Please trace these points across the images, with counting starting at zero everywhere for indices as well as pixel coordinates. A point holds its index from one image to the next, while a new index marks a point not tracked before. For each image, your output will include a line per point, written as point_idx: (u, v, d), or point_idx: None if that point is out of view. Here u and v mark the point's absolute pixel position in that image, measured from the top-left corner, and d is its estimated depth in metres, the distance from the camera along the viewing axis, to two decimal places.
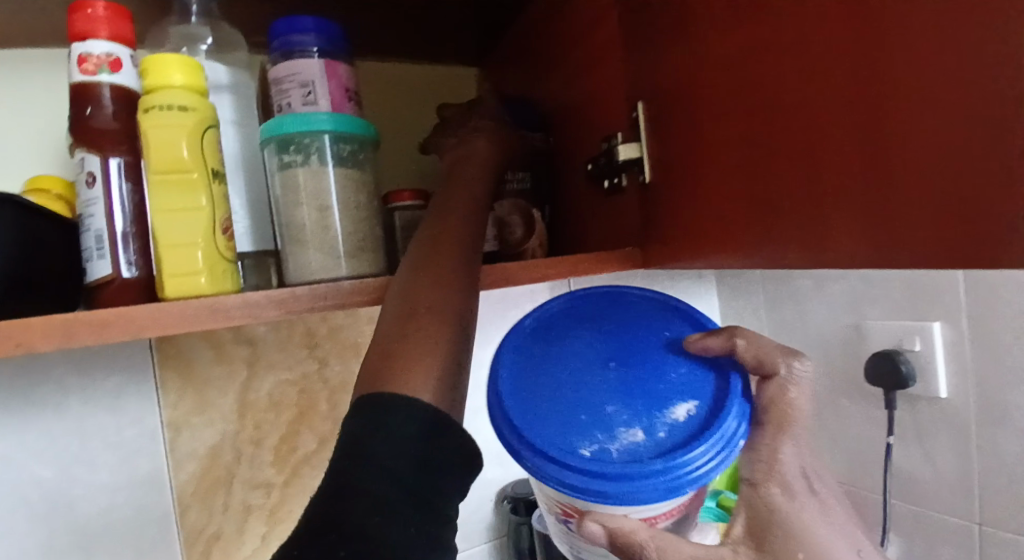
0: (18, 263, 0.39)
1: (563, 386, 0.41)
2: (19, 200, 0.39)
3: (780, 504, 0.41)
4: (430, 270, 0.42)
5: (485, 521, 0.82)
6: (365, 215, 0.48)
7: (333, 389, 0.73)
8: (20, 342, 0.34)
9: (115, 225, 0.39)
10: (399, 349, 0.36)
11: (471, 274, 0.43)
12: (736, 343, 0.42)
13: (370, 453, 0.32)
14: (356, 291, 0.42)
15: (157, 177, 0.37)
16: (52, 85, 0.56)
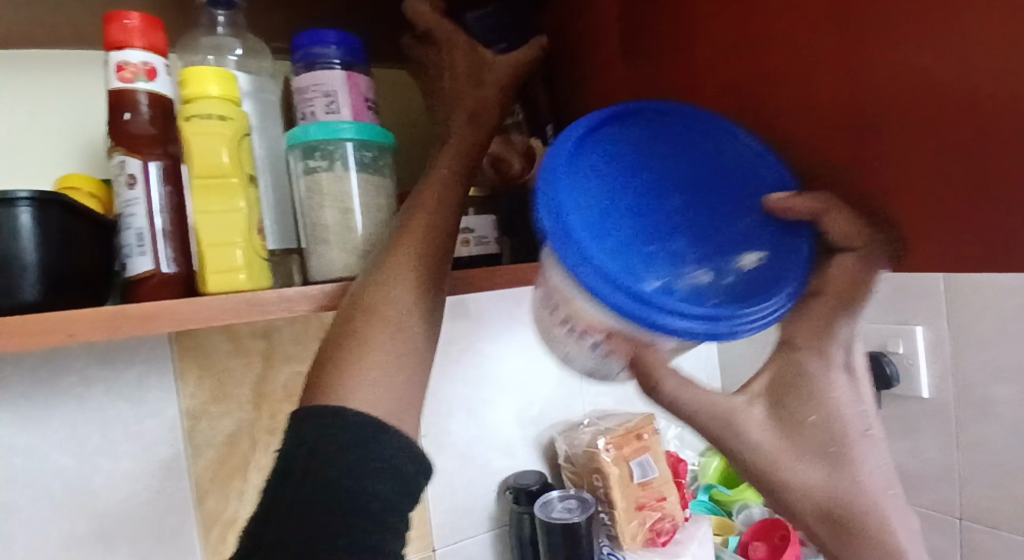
0: (65, 260, 0.41)
1: (632, 225, 0.42)
2: (62, 199, 0.40)
3: (813, 371, 0.43)
4: (395, 292, 0.41)
5: (489, 509, 0.86)
6: (385, 216, 0.51)
7: None
8: (71, 334, 0.36)
9: (156, 223, 0.42)
10: (339, 337, 0.39)
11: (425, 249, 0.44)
12: (830, 210, 0.38)
13: (300, 464, 0.34)
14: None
15: (198, 181, 0.40)
16: (86, 81, 0.59)
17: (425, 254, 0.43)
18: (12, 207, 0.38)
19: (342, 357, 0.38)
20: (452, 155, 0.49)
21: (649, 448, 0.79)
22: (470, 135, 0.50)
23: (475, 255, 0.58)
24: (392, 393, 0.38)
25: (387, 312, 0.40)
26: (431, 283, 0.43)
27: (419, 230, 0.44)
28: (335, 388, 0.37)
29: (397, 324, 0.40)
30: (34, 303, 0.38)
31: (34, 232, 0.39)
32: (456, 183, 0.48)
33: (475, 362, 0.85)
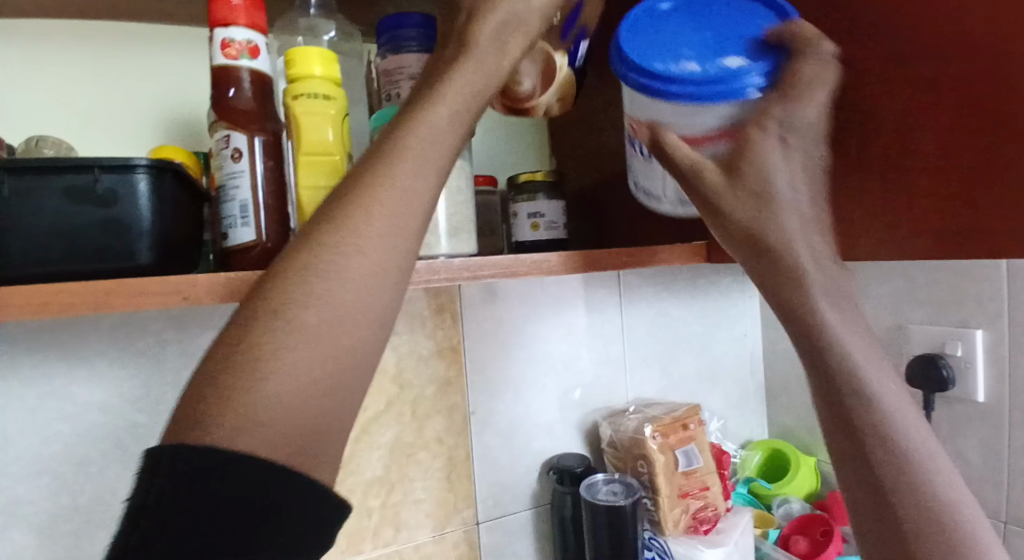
0: (173, 223, 0.45)
1: (669, 35, 0.53)
2: (177, 168, 0.45)
3: (767, 148, 0.48)
4: (329, 284, 0.35)
5: (531, 487, 0.88)
6: (463, 198, 0.53)
7: (402, 356, 0.79)
8: (187, 295, 0.43)
9: (258, 197, 0.45)
10: (263, 342, 0.33)
11: (385, 253, 0.37)
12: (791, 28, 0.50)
13: (203, 476, 0.31)
14: (463, 268, 0.47)
15: (306, 157, 0.43)
16: (197, 68, 0.67)
17: (377, 244, 0.36)
18: (131, 174, 0.42)
19: (252, 346, 0.33)
20: (435, 121, 0.40)
21: (694, 438, 0.80)
22: (462, 98, 0.41)
23: (551, 240, 0.57)
24: (297, 403, 0.33)
25: (313, 305, 0.34)
26: (386, 277, 0.37)
27: (372, 218, 0.37)
28: (236, 380, 0.32)
29: (321, 322, 0.34)
30: (146, 261, 0.43)
31: (149, 197, 0.43)
32: (434, 160, 0.39)
33: (526, 343, 0.87)
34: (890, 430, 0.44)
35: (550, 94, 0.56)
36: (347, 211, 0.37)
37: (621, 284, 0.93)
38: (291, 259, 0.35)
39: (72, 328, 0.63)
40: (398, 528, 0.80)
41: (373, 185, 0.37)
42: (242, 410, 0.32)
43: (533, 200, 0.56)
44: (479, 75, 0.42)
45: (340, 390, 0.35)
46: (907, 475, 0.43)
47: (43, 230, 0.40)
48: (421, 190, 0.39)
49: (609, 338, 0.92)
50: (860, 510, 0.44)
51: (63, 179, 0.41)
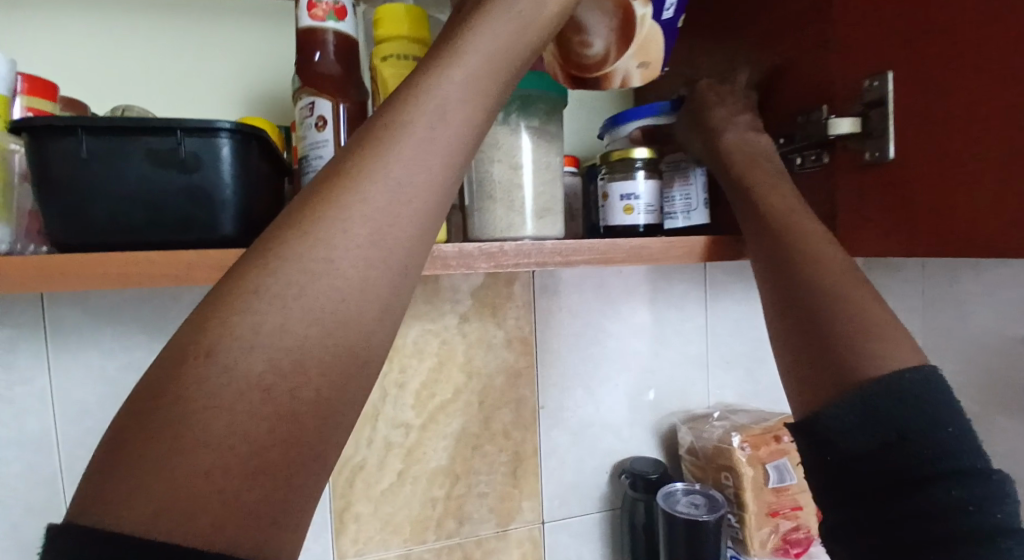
0: (256, 191, 0.43)
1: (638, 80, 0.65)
2: (264, 136, 0.43)
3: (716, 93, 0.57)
4: (284, 318, 0.29)
5: (600, 488, 0.83)
6: (553, 175, 0.49)
7: (471, 344, 0.76)
8: None
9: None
10: (237, 361, 0.28)
11: (384, 256, 0.32)
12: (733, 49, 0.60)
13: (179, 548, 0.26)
14: (555, 252, 0.42)
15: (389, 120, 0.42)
16: (285, 36, 0.65)
17: (352, 265, 0.31)
18: (215, 138, 0.40)
19: (178, 405, 0.27)
20: (441, 99, 0.35)
21: (787, 452, 0.73)
22: (481, 71, 0.36)
23: (645, 225, 0.51)
24: (247, 461, 0.28)
25: (262, 345, 0.29)
26: (365, 305, 0.31)
27: (350, 237, 0.31)
28: (172, 443, 0.27)
29: (269, 365, 0.29)
30: (229, 231, 0.41)
31: (232, 163, 0.41)
32: (435, 150, 0.34)
33: (601, 336, 0.81)
34: (834, 294, 0.43)
35: (627, 59, 0.47)
36: (307, 232, 0.31)
37: (706, 279, 0.86)
38: (231, 294, 0.29)
39: (153, 300, 0.64)
40: (461, 521, 0.77)
41: (350, 196, 0.32)
42: (174, 480, 0.26)
43: (628, 179, 0.51)
44: (496, 46, 0.37)
45: (306, 439, 0.29)
46: (826, 284, 0.44)
47: (125, 195, 0.39)
48: (425, 185, 0.34)
49: (690, 336, 0.85)
50: (791, 333, 0.45)
51: (146, 142, 0.39)
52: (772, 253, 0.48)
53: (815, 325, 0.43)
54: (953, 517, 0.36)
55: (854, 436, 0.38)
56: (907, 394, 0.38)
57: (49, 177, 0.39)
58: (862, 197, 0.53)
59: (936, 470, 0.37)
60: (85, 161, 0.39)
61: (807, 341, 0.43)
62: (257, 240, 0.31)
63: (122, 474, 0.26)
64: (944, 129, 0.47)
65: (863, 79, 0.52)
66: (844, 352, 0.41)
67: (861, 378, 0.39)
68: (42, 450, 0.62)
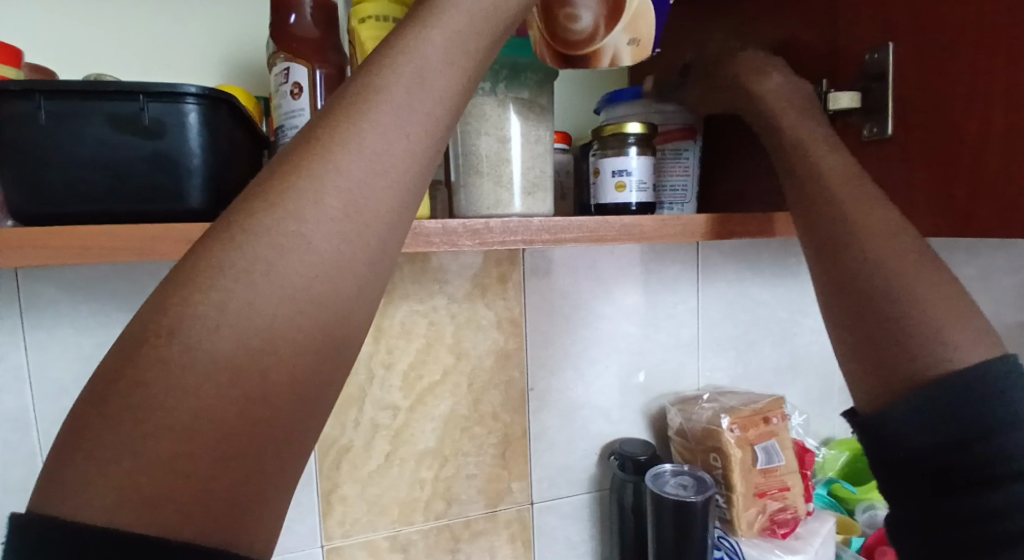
0: (226, 160, 0.41)
1: None
2: (234, 101, 0.41)
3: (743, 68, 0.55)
4: (254, 297, 0.28)
5: (589, 471, 0.83)
6: (542, 149, 0.47)
7: (460, 324, 0.74)
8: None
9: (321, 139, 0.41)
10: (196, 338, 0.27)
11: (359, 226, 0.31)
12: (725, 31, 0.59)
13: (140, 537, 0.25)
14: (543, 230, 0.41)
15: None
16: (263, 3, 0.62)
17: (326, 240, 0.29)
18: (181, 103, 0.39)
19: (139, 388, 0.26)
20: (419, 67, 0.33)
21: (776, 433, 0.73)
22: (461, 38, 0.35)
23: (638, 204, 0.50)
24: (214, 445, 0.26)
25: (232, 325, 0.27)
26: (340, 280, 0.30)
27: (323, 209, 0.30)
28: (128, 428, 0.25)
29: (240, 347, 0.27)
30: (197, 203, 0.40)
31: (199, 129, 0.39)
32: (414, 119, 0.32)
33: (592, 318, 0.81)
34: (892, 272, 0.42)
35: (617, 35, 0.42)
36: (278, 203, 0.29)
37: (699, 260, 0.84)
38: (193, 270, 0.28)
39: (130, 278, 0.62)
40: (449, 503, 0.77)
41: (323, 168, 0.30)
42: (140, 468, 0.25)
43: (619, 155, 0.50)
44: (477, 10, 0.36)
45: (286, 421, 0.28)
46: (881, 260, 0.43)
47: (86, 162, 0.38)
48: (405, 155, 0.32)
49: (681, 318, 0.85)
50: (844, 314, 0.44)
51: (107, 107, 0.38)
52: (811, 237, 0.47)
53: (864, 304, 0.43)
54: (988, 520, 0.36)
55: (906, 429, 0.39)
56: (963, 390, 0.37)
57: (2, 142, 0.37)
58: (870, 168, 0.51)
59: (975, 471, 0.37)
60: (41, 126, 0.37)
61: (863, 325, 0.43)
62: (223, 214, 0.29)
63: (74, 457, 0.25)
64: (950, 102, 0.46)
65: (864, 52, 0.51)
66: (905, 335, 0.40)
67: (930, 370, 0.39)
68: (19, 430, 0.61)
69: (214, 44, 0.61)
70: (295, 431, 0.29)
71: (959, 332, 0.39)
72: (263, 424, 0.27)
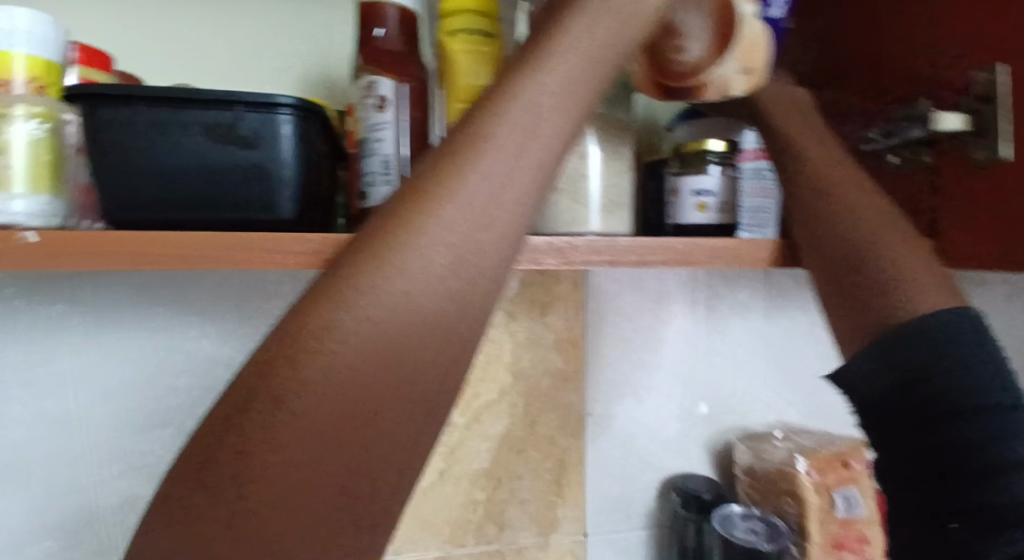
0: (316, 172, 0.41)
1: None
2: (326, 115, 0.41)
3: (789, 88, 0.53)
4: (365, 335, 0.32)
5: (647, 504, 0.79)
6: (624, 166, 0.45)
7: (519, 343, 0.73)
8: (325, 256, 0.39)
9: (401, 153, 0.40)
10: (313, 358, 0.32)
11: (456, 258, 0.34)
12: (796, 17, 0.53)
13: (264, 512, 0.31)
14: (631, 250, 0.39)
15: (456, 104, 0.43)
16: (343, 16, 0.63)
17: (424, 273, 0.33)
18: (274, 113, 0.38)
19: (270, 407, 0.31)
20: (527, 112, 0.35)
21: (855, 480, 0.69)
22: (566, 81, 0.36)
23: (718, 225, 0.49)
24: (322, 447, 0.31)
25: (347, 358, 0.32)
26: (436, 307, 0.33)
27: (428, 260, 0.33)
28: (253, 425, 0.31)
29: (351, 376, 0.32)
30: (287, 214, 0.40)
31: (294, 141, 0.39)
32: (520, 166, 0.35)
33: (655, 343, 0.77)
34: (866, 243, 0.44)
35: (727, 64, 0.40)
36: (389, 250, 0.33)
37: (772, 287, 0.80)
38: (320, 297, 0.33)
39: (201, 283, 0.63)
40: (501, 527, 0.74)
41: (431, 220, 0.33)
42: (268, 473, 0.31)
43: (700, 174, 0.48)
44: (584, 53, 0.36)
45: (385, 439, 0.33)
46: (854, 231, 0.44)
47: (182, 171, 0.38)
48: (507, 202, 0.35)
49: (751, 348, 0.80)
50: (829, 284, 0.45)
51: (203, 116, 0.38)
52: (813, 214, 0.47)
53: (848, 270, 0.44)
54: (975, 451, 0.38)
55: (878, 378, 0.40)
56: (917, 335, 0.39)
57: (100, 146, 0.38)
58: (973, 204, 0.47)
59: (968, 410, 0.38)
60: (140, 132, 0.38)
61: (844, 291, 0.44)
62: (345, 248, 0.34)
63: (212, 442, 0.31)
64: None
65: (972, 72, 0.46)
66: (866, 296, 0.42)
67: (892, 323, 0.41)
68: (90, 426, 0.62)
69: (294, 56, 0.62)
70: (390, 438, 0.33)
71: (934, 291, 0.41)
72: (366, 439, 0.32)
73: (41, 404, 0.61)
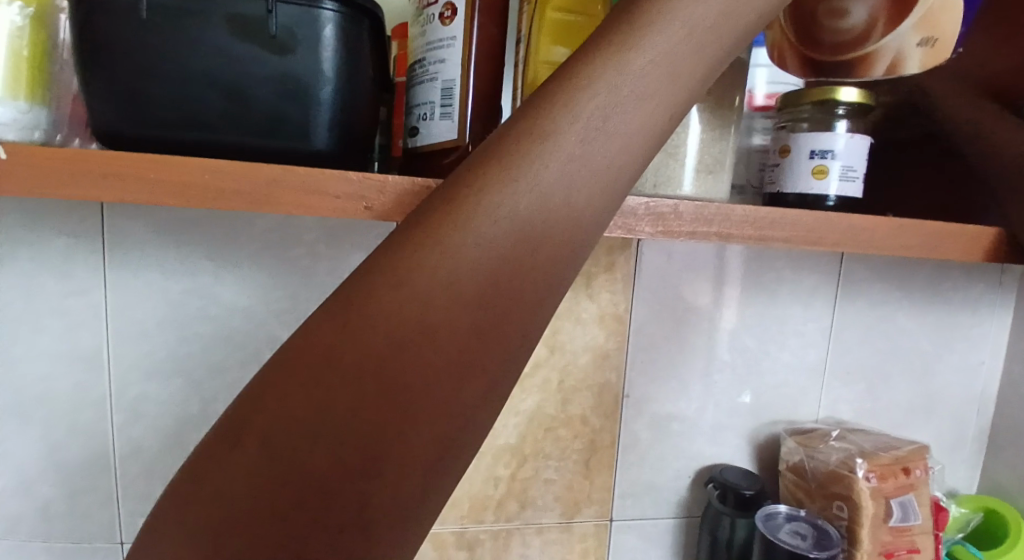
0: (358, 95, 0.36)
1: None
2: (377, 19, 0.35)
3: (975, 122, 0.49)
4: (389, 338, 0.22)
5: (677, 494, 0.73)
6: (730, 119, 0.38)
7: (558, 314, 0.66)
8: (368, 205, 0.33)
9: (467, 78, 0.37)
10: (379, 300, 0.22)
11: (579, 188, 0.25)
12: None
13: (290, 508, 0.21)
14: (747, 222, 0.34)
15: (549, 12, 0.37)
16: None
17: (536, 197, 0.24)
18: (318, 9, 0.33)
19: (199, 489, 0.22)
20: (609, 88, 0.26)
21: (915, 487, 0.63)
22: (667, 61, 0.26)
23: (837, 197, 0.40)
24: (373, 419, 0.22)
25: (309, 434, 0.21)
26: (541, 245, 0.24)
27: (507, 222, 0.24)
28: (292, 391, 0.22)
29: (349, 426, 0.21)
30: (321, 144, 0.34)
31: (335, 46, 0.33)
32: (585, 175, 0.25)
33: (704, 327, 0.71)
34: None
35: (900, 31, 0.39)
36: (390, 279, 0.23)
37: (841, 274, 0.73)
38: (408, 234, 0.24)
39: (217, 224, 0.57)
40: (523, 506, 0.69)
41: (452, 240, 0.23)
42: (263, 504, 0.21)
43: (824, 131, 0.40)
44: (696, 24, 0.27)
45: (430, 463, 0.22)
46: None
47: (202, 76, 0.32)
48: (558, 224, 0.25)
49: (809, 338, 0.74)
50: None
51: (228, 7, 0.32)
52: None
53: None
54: None
55: None
56: None
57: (98, 37, 0.32)
58: None
59: None
60: (144, 22, 0.32)
61: None
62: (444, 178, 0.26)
63: (240, 417, 0.22)
64: None
65: None
66: None
67: None
68: (91, 369, 0.57)
69: None
70: (465, 422, 0.23)
71: None
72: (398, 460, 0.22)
73: (48, 343, 0.56)
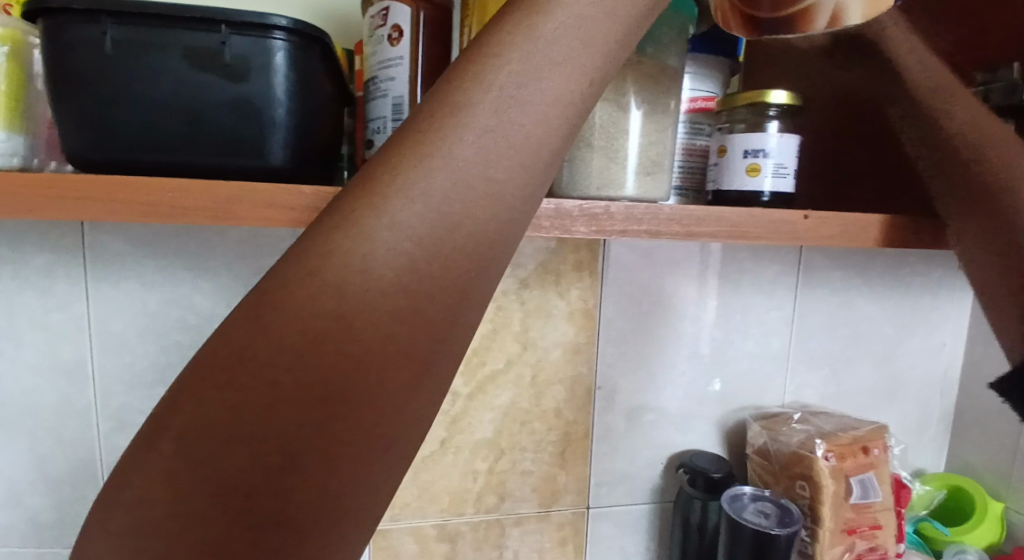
0: (311, 114, 0.38)
1: None
2: (327, 44, 0.38)
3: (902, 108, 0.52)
4: (319, 313, 0.25)
5: (651, 480, 0.76)
6: (668, 122, 0.41)
7: (528, 312, 0.69)
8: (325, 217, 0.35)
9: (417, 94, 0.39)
10: (308, 282, 0.25)
11: (494, 172, 0.28)
12: None
13: (244, 469, 0.24)
14: (675, 220, 0.37)
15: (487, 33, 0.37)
16: None
17: (452, 181, 0.27)
18: (267, 39, 0.35)
19: (169, 461, 0.24)
20: (512, 80, 0.28)
21: (874, 466, 0.66)
22: (568, 69, 0.29)
23: (771, 193, 0.43)
24: (311, 385, 0.24)
25: (256, 408, 0.24)
26: (461, 225, 0.27)
27: (426, 205, 0.26)
28: (232, 368, 0.24)
29: (289, 393, 0.24)
30: (277, 161, 0.37)
31: (286, 72, 0.36)
32: (497, 162, 0.28)
33: (671, 320, 0.73)
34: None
35: None
36: (328, 254, 0.25)
37: (800, 265, 0.76)
38: (333, 221, 0.26)
39: (190, 236, 0.59)
40: (502, 497, 0.72)
41: (375, 224, 0.26)
42: (218, 468, 0.24)
43: (755, 132, 0.43)
44: (590, 38, 0.29)
45: (370, 420, 0.25)
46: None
47: (162, 104, 0.34)
48: (482, 202, 0.27)
49: (772, 326, 0.76)
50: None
51: (184, 38, 0.34)
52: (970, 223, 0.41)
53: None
54: None
55: None
56: None
57: (67, 71, 0.34)
58: None
59: None
60: (110, 58, 0.34)
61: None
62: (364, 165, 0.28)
63: (185, 396, 0.24)
64: None
65: None
66: None
67: None
68: (73, 380, 0.59)
69: None
70: (402, 383, 0.25)
71: None
72: (338, 420, 0.24)
73: (31, 357, 0.58)
